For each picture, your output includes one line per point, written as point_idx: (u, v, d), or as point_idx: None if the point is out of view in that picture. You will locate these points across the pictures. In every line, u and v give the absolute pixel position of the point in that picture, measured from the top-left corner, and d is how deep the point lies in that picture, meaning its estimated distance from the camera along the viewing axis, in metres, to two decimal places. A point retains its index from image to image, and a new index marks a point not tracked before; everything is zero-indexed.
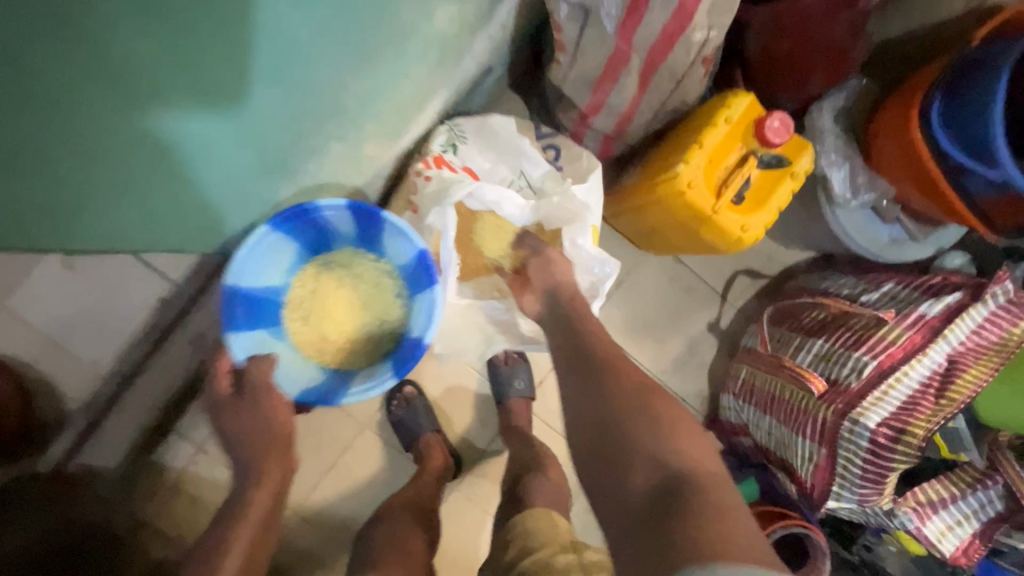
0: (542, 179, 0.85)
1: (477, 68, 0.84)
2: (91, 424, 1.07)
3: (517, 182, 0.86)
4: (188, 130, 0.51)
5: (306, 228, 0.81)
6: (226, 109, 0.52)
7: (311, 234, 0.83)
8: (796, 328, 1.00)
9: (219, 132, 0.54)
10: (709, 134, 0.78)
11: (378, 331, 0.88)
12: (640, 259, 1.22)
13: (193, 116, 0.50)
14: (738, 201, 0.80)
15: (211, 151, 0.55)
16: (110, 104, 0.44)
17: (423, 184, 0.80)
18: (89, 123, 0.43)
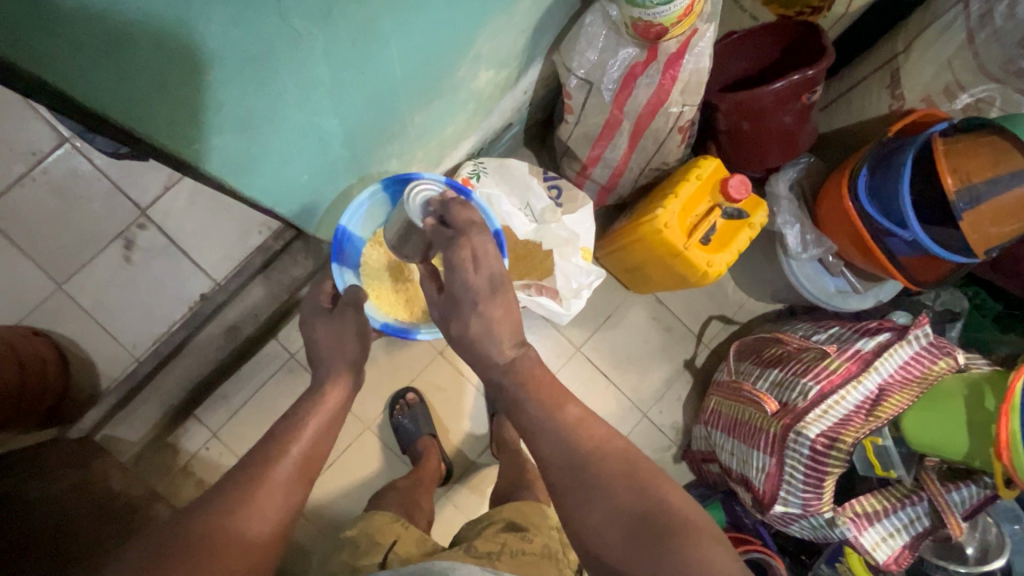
0: (543, 208, 1.00)
1: (501, 122, 1.05)
2: (120, 401, 1.18)
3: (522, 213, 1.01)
4: (329, 159, 0.68)
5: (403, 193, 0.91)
6: (352, 146, 0.69)
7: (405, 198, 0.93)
8: (757, 362, 1.15)
9: (341, 160, 0.70)
10: (683, 188, 0.98)
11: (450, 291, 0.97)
12: (626, 298, 1.38)
13: (338, 150, 0.67)
14: (705, 243, 0.98)
15: (332, 173, 0.71)
16: (299, 145, 0.60)
17: None
18: (282, 157, 0.59)
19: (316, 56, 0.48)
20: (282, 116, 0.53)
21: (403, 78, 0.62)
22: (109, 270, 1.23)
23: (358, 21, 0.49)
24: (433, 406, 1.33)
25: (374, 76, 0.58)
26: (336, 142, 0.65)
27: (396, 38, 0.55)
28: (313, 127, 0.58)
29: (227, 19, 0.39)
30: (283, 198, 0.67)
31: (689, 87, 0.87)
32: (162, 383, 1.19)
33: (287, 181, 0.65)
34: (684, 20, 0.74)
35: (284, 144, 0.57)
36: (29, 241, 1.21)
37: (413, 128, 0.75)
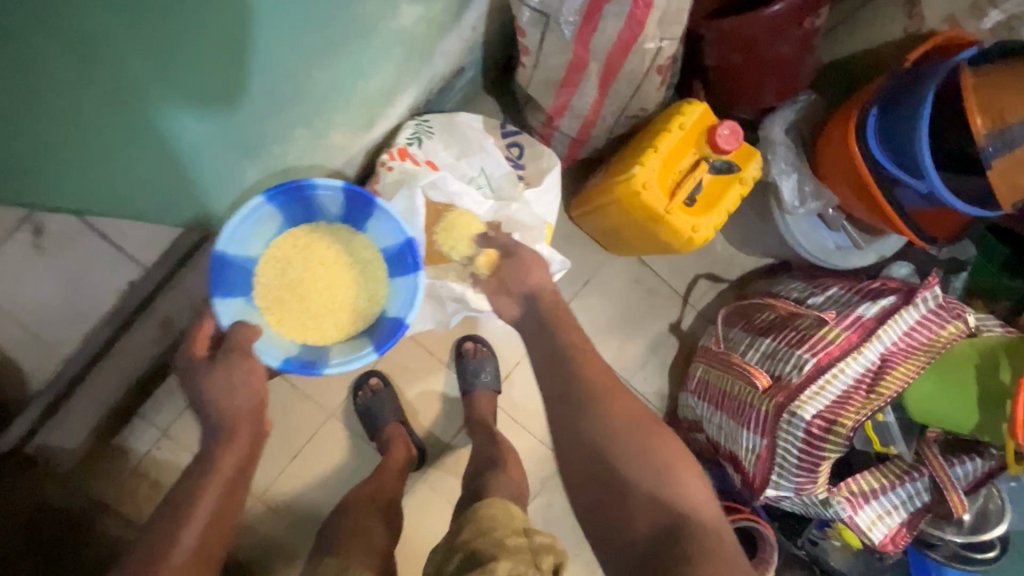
0: (502, 178, 0.87)
1: (448, 67, 0.88)
2: (50, 407, 1.06)
3: (477, 179, 0.87)
4: (190, 140, 0.54)
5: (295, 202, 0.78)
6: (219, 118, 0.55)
7: (299, 206, 0.80)
8: (748, 327, 1.05)
9: (217, 138, 0.57)
10: (665, 140, 0.83)
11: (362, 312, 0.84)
12: (606, 261, 1.26)
13: (194, 127, 0.53)
14: (689, 204, 0.85)
15: (211, 156, 0.58)
16: (131, 131, 0.47)
17: (383, 173, 0.83)
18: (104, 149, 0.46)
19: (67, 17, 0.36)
20: (126, 141, 0.47)
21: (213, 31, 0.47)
22: (18, 261, 1.09)
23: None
24: (400, 389, 1.23)
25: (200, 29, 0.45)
26: (187, 119, 0.52)
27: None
28: (190, 136, 0.53)
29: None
30: (145, 198, 0.55)
31: (668, 16, 0.70)
32: (94, 385, 1.07)
33: (138, 175, 0.52)
34: None
35: (160, 162, 0.53)
36: None
37: (304, 87, 0.60)
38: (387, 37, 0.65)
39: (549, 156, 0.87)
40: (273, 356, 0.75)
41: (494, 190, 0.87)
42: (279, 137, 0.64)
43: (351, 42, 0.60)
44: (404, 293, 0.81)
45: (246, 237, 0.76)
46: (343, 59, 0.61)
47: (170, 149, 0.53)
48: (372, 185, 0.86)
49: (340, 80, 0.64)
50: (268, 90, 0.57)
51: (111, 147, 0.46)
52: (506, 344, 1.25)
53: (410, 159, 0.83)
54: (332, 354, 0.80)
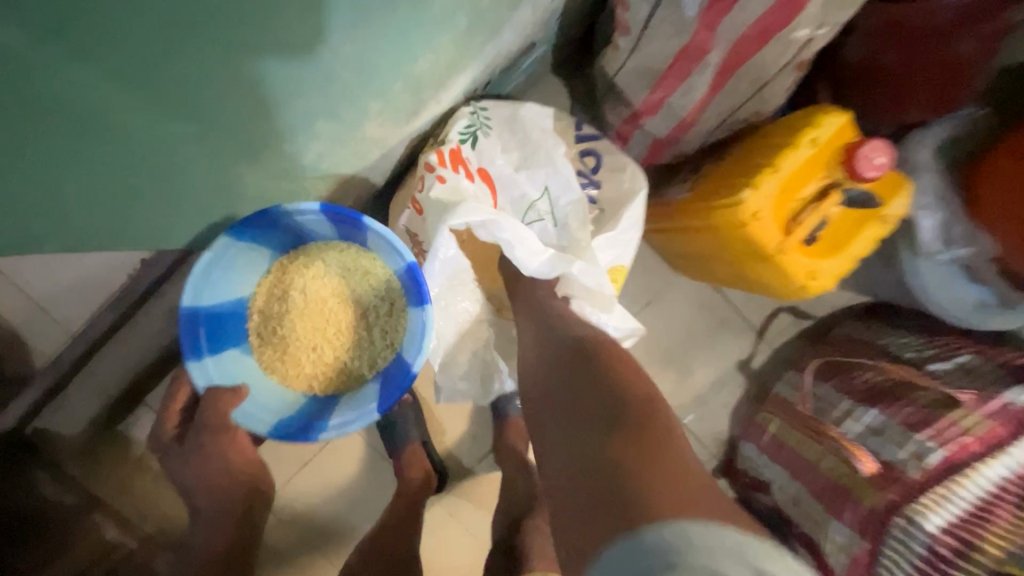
0: (568, 208, 0.71)
1: (517, 43, 0.71)
2: (49, 391, 0.97)
3: (539, 204, 0.71)
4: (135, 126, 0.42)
5: (273, 234, 0.69)
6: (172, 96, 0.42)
7: (279, 237, 0.71)
8: (846, 390, 0.86)
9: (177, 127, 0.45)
10: (789, 158, 0.64)
11: (370, 355, 0.74)
12: (673, 282, 1.08)
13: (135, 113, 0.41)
14: (808, 243, 0.67)
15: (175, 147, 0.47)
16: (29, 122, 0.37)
17: (430, 183, 0.64)
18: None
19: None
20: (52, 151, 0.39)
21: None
22: None
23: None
24: (426, 402, 1.10)
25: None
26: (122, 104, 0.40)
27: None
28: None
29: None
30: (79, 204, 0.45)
31: None
32: (96, 372, 0.98)
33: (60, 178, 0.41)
34: None
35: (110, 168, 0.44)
36: None
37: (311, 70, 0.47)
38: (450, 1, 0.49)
39: (631, 175, 0.71)
40: (263, 420, 0.68)
41: (557, 221, 0.71)
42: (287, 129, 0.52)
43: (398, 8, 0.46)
44: (415, 330, 0.68)
45: (225, 283, 0.68)
46: (379, 35, 0.48)
47: (107, 153, 0.43)
48: (416, 192, 0.67)
49: (375, 62, 0.50)
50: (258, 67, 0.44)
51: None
52: None
53: (463, 168, 0.67)
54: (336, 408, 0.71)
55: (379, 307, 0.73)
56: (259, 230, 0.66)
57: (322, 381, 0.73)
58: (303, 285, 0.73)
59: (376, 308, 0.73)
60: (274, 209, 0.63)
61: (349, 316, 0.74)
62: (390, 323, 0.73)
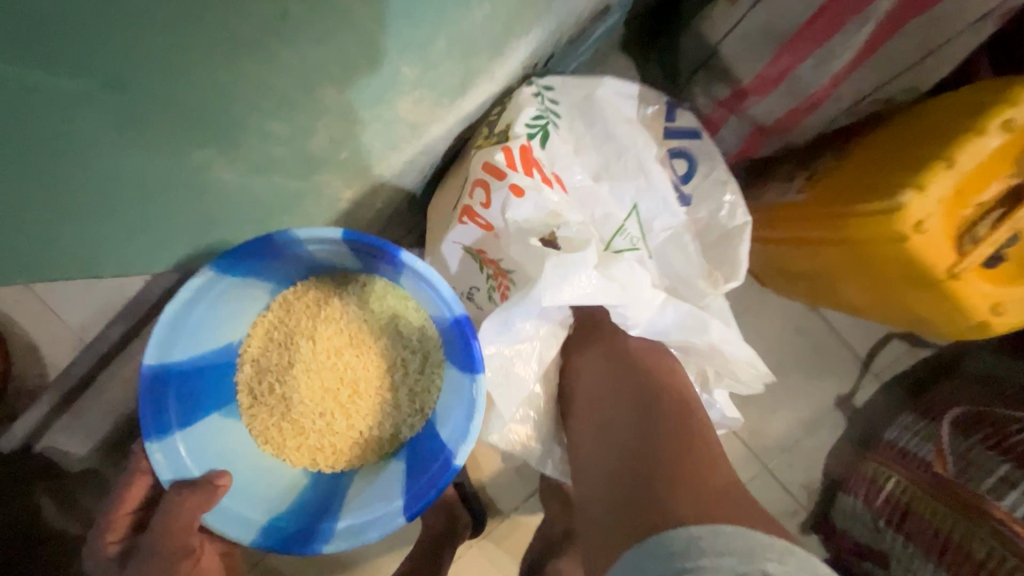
0: (665, 235, 0.59)
1: (590, 5, 0.56)
2: (58, 406, 0.89)
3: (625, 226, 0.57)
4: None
5: (272, 268, 0.57)
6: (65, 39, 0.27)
7: (278, 272, 0.59)
8: (1003, 447, 0.68)
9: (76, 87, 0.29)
10: (973, 145, 0.46)
11: (388, 425, 0.62)
12: (760, 299, 0.90)
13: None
14: (991, 263, 0.49)
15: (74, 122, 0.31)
16: None
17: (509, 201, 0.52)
18: None
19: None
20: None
21: None
22: None
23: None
24: None
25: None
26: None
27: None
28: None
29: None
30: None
31: None
32: (107, 387, 0.89)
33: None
34: None
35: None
36: None
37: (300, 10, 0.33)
38: None
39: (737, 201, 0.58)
40: (255, 510, 0.55)
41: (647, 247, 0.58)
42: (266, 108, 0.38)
43: None
44: (457, 393, 0.56)
45: (206, 330, 0.56)
46: None
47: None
48: (468, 202, 0.54)
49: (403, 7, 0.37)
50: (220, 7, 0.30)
51: None
52: None
53: (539, 170, 0.53)
54: (346, 495, 0.58)
55: (402, 367, 0.62)
56: (256, 263, 0.54)
57: (329, 454, 0.61)
58: (307, 333, 0.62)
59: (398, 368, 0.62)
60: (277, 236, 0.50)
61: (365, 376, 0.63)
62: (416, 384, 0.61)
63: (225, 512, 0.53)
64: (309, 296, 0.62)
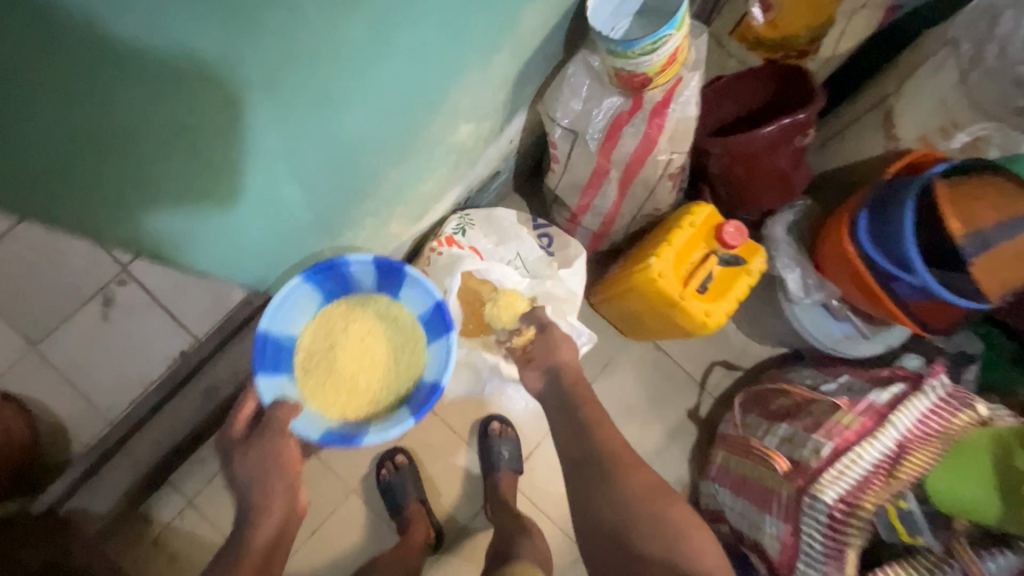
0: (535, 258, 0.98)
1: (488, 171, 1.02)
2: (89, 469, 1.11)
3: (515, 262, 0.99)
4: (260, 200, 0.55)
5: (332, 280, 0.88)
6: (298, 185, 0.57)
7: (334, 284, 0.90)
8: (766, 415, 1.08)
9: (284, 204, 0.58)
10: (677, 235, 0.93)
11: (394, 386, 0.93)
12: (624, 346, 1.32)
13: (271, 190, 0.55)
14: (703, 292, 0.94)
15: (269, 218, 0.59)
16: (220, 183, 0.49)
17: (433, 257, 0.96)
18: (184, 187, 0.46)
19: (149, 68, 0.35)
20: (210, 204, 0.50)
21: (317, 124, 0.51)
22: (87, 330, 1.23)
23: (322, 34, 0.42)
24: (424, 466, 1.24)
25: (264, 62, 0.41)
26: (273, 182, 0.54)
27: (342, 28, 0.44)
28: (261, 193, 0.54)
29: (142, 11, 0.31)
30: (184, 243, 0.53)
31: (678, 136, 0.83)
32: (134, 451, 1.12)
33: (190, 223, 0.51)
34: (668, 69, 0.73)
35: (222, 222, 0.53)
36: (13, 308, 1.22)
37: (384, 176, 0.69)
38: (448, 149, 0.78)
39: (575, 245, 0.97)
40: (313, 430, 0.85)
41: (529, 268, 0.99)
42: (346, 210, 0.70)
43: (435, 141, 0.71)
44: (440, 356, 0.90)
45: (288, 316, 0.87)
46: (417, 160, 0.73)
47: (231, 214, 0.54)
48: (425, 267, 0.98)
49: (410, 177, 0.76)
50: (358, 174, 0.64)
51: (185, 188, 0.46)
52: (527, 431, 1.27)
53: (457, 244, 0.95)
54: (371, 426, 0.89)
55: (402, 348, 0.94)
56: (325, 275, 0.85)
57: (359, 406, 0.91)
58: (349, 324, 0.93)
59: (400, 349, 0.94)
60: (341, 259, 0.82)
61: (379, 356, 0.94)
62: (417, 355, 0.94)
63: (301, 425, 0.85)
64: (352, 300, 0.94)
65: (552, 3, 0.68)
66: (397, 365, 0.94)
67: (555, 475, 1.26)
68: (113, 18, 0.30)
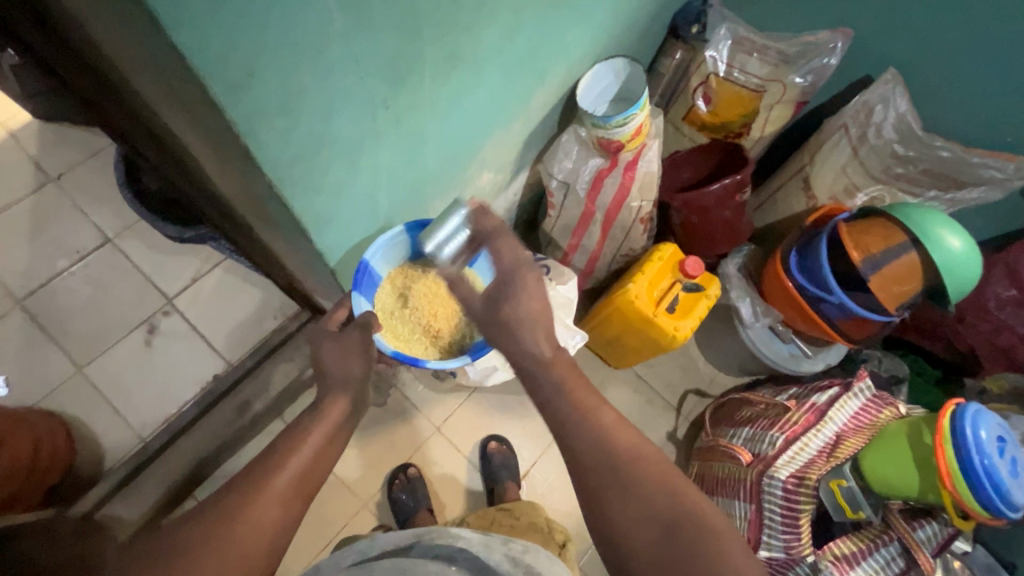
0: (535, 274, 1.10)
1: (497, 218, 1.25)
2: (124, 479, 1.21)
3: None
4: (362, 202, 0.73)
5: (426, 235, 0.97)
6: (385, 193, 0.76)
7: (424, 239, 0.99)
8: (732, 424, 1.26)
9: (374, 205, 0.76)
10: (649, 266, 1.17)
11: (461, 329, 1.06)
12: (609, 374, 1.51)
13: (370, 196, 0.73)
14: (671, 311, 1.16)
15: (360, 218, 0.76)
16: (348, 183, 0.67)
17: None
18: (330, 181, 0.64)
19: (350, 98, 0.56)
20: (338, 198, 0.67)
21: (410, 149, 0.72)
22: (129, 354, 1.36)
23: (428, 92, 0.66)
24: (431, 483, 1.36)
25: (402, 109, 0.64)
26: (374, 189, 0.73)
27: (442, 86, 0.67)
28: (364, 197, 0.72)
29: (350, 66, 0.53)
30: (312, 229, 0.68)
31: (646, 186, 1.09)
32: (167, 462, 1.23)
33: (322, 210, 0.67)
34: (636, 137, 1.00)
35: (341, 213, 0.71)
36: (62, 332, 1.36)
37: (433, 197, 0.89)
38: (474, 191, 1.01)
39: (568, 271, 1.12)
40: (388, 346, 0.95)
41: None
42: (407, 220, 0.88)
43: (469, 174, 0.93)
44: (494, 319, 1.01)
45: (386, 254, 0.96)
46: (455, 190, 0.94)
47: (343, 210, 0.71)
48: None
49: (449, 203, 0.96)
50: (421, 193, 0.84)
51: (329, 180, 0.64)
52: (524, 450, 1.41)
53: None
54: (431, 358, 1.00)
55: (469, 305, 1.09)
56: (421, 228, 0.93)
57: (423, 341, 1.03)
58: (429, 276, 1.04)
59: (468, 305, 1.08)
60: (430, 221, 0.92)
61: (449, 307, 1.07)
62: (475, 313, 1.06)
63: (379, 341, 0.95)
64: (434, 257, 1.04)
65: (554, 88, 0.95)
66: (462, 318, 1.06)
67: (550, 492, 1.39)
68: (338, 71, 0.52)
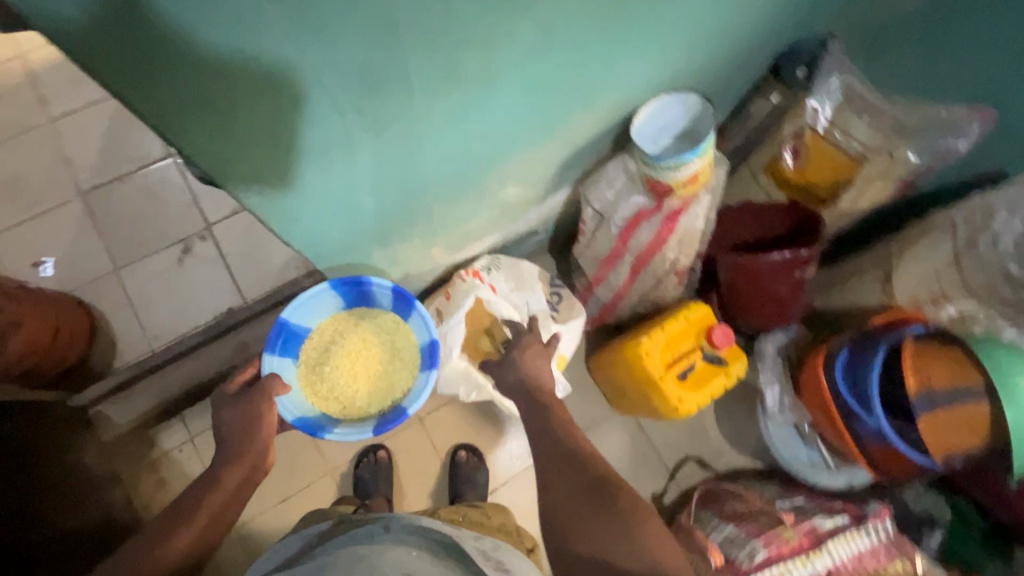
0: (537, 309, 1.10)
1: (528, 228, 1.17)
2: (122, 383, 1.28)
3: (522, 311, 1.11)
4: (342, 188, 0.69)
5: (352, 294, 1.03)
6: (373, 183, 0.71)
7: (353, 297, 1.04)
8: (718, 513, 1.14)
9: (361, 193, 0.72)
10: (672, 323, 1.05)
11: (385, 394, 1.05)
12: (611, 416, 1.41)
13: (352, 182, 0.69)
14: (682, 379, 1.04)
15: (343, 204, 0.72)
16: (319, 163, 0.63)
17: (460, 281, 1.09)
18: (296, 158, 0.60)
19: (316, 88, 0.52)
20: (308, 177, 0.64)
21: (400, 141, 0.66)
22: (161, 267, 1.43)
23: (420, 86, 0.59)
24: (399, 470, 1.35)
25: (386, 97, 0.59)
26: (356, 176, 0.68)
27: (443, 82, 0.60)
28: (345, 183, 0.68)
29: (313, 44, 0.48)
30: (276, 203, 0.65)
31: (685, 241, 0.99)
32: (163, 378, 1.29)
33: (287, 186, 0.64)
34: (690, 184, 0.88)
35: (317, 194, 0.67)
36: (110, 231, 1.45)
37: (440, 198, 0.83)
38: (495, 199, 0.94)
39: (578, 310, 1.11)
40: (291, 411, 0.98)
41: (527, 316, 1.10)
42: (405, 216, 0.84)
43: (486, 180, 0.86)
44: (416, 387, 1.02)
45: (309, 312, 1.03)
46: (469, 195, 0.87)
47: (317, 192, 0.67)
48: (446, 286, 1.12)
49: (463, 207, 0.90)
50: (422, 191, 0.79)
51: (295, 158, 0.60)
52: (499, 466, 1.35)
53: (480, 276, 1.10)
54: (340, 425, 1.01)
55: (400, 367, 1.06)
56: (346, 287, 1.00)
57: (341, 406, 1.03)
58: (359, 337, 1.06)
59: (397, 367, 1.06)
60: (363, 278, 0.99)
61: (375, 370, 1.05)
62: (400, 381, 1.05)
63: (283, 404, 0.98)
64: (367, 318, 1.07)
65: (604, 111, 0.85)
66: (388, 385, 1.05)
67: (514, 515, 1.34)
68: (291, 71, 0.49)
